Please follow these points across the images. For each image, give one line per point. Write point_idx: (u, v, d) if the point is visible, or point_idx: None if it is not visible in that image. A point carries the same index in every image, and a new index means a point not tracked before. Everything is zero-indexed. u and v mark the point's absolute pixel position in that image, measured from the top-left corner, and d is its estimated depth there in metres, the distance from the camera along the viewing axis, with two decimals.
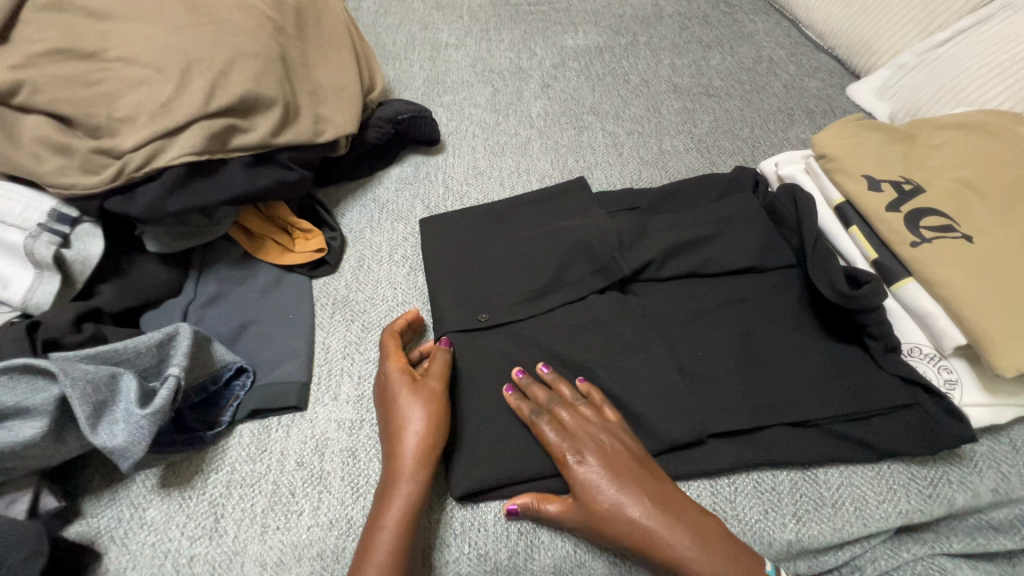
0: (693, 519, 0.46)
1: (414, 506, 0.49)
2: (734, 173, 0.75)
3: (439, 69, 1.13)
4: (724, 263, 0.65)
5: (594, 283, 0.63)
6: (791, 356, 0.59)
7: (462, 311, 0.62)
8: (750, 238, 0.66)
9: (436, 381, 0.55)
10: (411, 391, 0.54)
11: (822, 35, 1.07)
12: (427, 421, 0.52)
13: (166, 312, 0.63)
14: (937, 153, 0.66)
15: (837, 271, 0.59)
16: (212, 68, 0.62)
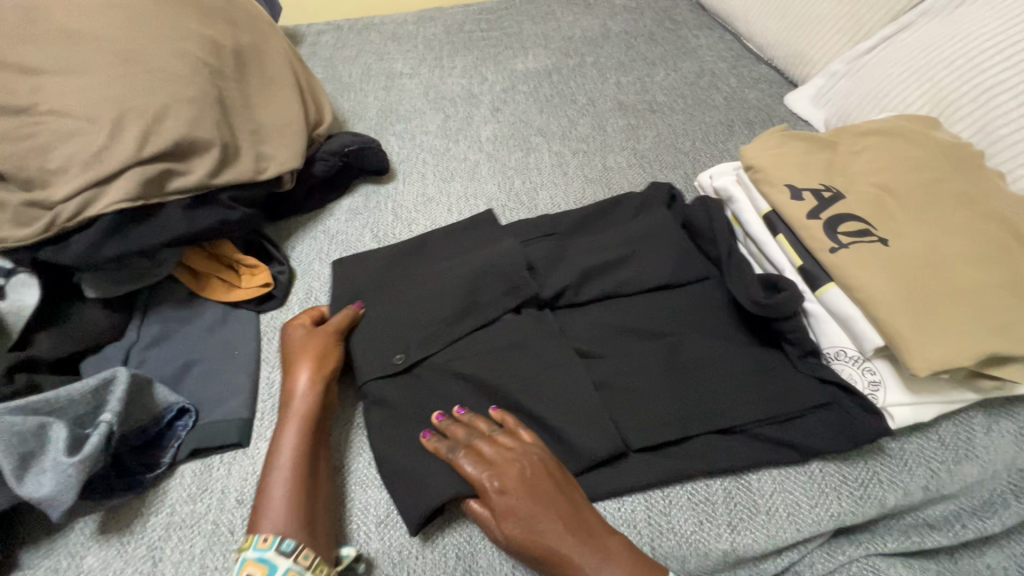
0: (604, 540, 0.48)
1: (306, 435, 0.56)
2: (646, 192, 0.79)
3: (393, 99, 1.15)
4: (640, 277, 0.70)
5: (508, 304, 0.66)
6: (708, 361, 0.61)
7: (381, 343, 0.63)
8: (661, 253, 0.71)
9: (324, 331, 0.63)
10: (301, 340, 0.62)
11: (761, 47, 1.11)
12: (317, 366, 0.60)
13: (108, 356, 0.63)
14: (858, 159, 0.68)
15: (754, 283, 0.63)
16: (146, 115, 0.63)
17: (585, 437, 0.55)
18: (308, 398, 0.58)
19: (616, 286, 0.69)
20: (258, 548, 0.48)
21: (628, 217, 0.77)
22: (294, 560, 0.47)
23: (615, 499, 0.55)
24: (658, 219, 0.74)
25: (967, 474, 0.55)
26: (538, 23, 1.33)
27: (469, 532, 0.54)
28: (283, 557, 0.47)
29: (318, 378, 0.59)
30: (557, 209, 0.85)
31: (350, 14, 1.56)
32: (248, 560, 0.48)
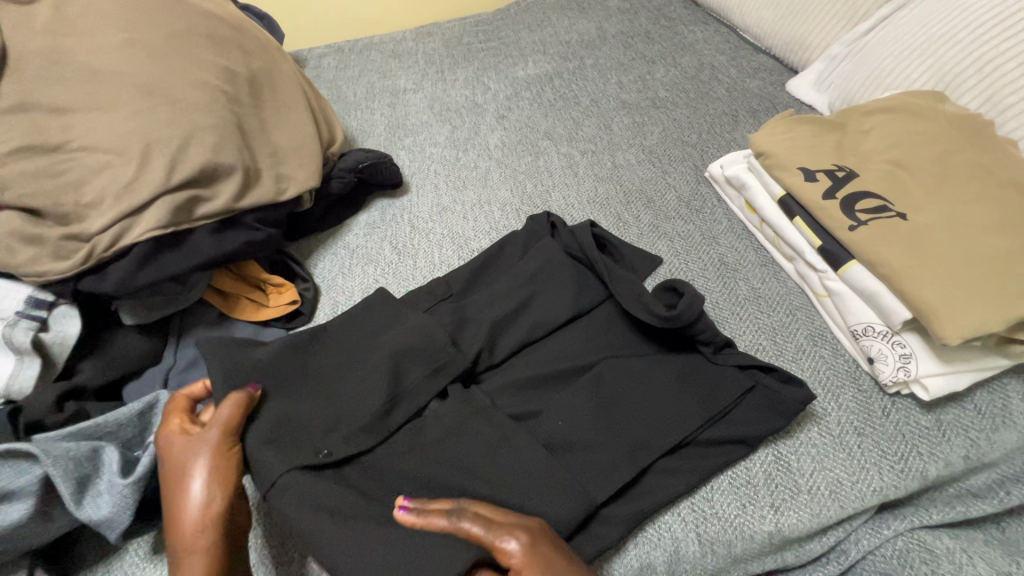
0: None
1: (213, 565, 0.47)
2: (529, 227, 0.80)
3: (399, 114, 1.17)
4: (559, 313, 0.69)
5: (432, 384, 0.60)
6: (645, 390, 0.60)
7: (302, 446, 0.54)
8: (570, 287, 0.71)
9: (211, 432, 0.51)
10: (183, 450, 0.50)
11: (758, 37, 1.12)
12: (207, 482, 0.49)
13: (148, 381, 0.65)
14: (868, 138, 0.69)
15: (647, 297, 0.64)
16: (171, 144, 0.65)
17: (543, 499, 0.52)
18: (207, 527, 0.47)
19: (529, 330, 0.67)
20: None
21: (515, 259, 0.77)
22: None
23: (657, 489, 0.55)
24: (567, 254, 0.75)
25: (1007, 441, 0.55)
26: (535, 30, 1.36)
27: None
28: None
29: (213, 500, 0.49)
30: (571, 209, 0.86)
31: (348, 35, 1.60)
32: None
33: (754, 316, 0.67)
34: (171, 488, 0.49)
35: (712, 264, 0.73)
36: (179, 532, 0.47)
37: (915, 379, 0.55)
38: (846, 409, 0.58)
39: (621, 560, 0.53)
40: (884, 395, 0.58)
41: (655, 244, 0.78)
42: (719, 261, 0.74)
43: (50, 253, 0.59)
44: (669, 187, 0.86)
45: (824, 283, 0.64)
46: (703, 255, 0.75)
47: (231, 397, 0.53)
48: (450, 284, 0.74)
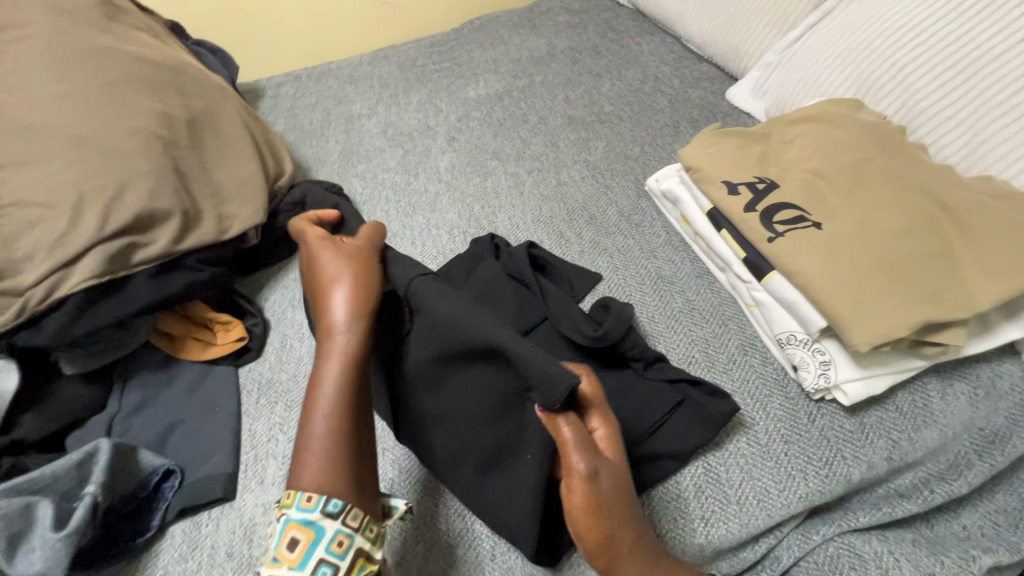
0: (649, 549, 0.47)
1: (353, 356, 0.53)
2: (473, 248, 0.81)
3: (353, 141, 1.19)
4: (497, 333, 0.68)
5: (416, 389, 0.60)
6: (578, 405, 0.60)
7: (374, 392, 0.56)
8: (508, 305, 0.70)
9: (353, 245, 0.60)
10: (335, 265, 0.57)
11: (700, 47, 1.14)
12: (350, 301, 0.55)
13: (92, 429, 0.65)
14: (790, 148, 0.71)
15: (579, 320, 0.66)
16: (105, 194, 0.66)
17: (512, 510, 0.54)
18: (359, 325, 0.54)
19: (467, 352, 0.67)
20: (300, 509, 0.44)
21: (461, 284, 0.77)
22: (342, 522, 0.44)
23: None
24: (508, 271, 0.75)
25: (928, 440, 0.56)
26: (487, 49, 1.38)
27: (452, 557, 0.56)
28: (330, 519, 0.44)
29: (356, 314, 0.54)
30: (516, 229, 0.88)
31: (308, 62, 1.60)
32: (292, 521, 0.44)
33: (688, 328, 0.68)
34: (337, 301, 0.55)
35: (650, 278, 0.75)
36: (327, 341, 0.53)
37: (835, 385, 0.57)
38: (773, 418, 0.59)
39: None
40: (810, 401, 0.60)
41: (595, 260, 0.79)
42: (657, 275, 0.75)
43: None
44: (611, 202, 0.88)
45: (751, 293, 0.65)
46: (641, 269, 0.76)
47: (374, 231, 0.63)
48: None
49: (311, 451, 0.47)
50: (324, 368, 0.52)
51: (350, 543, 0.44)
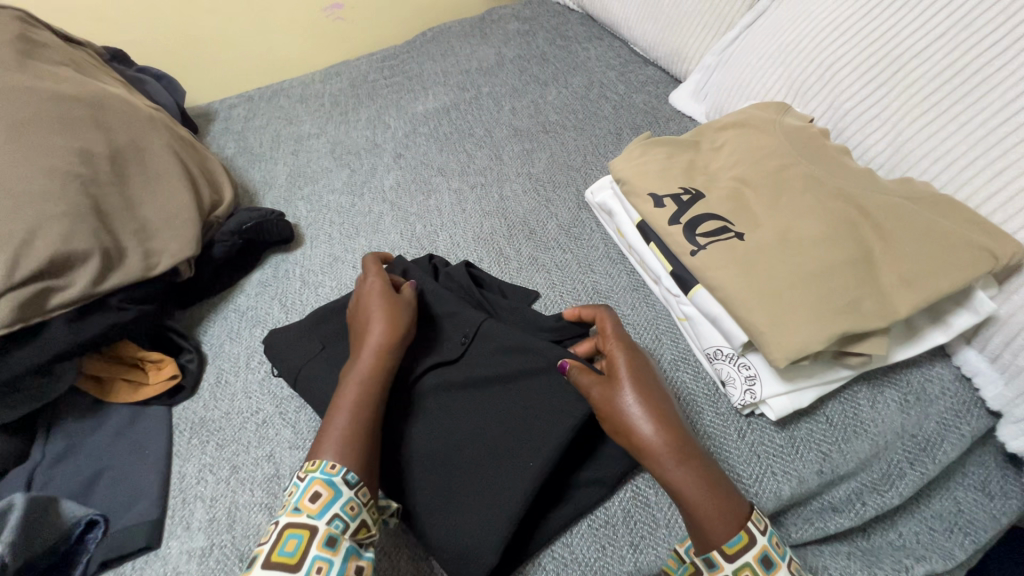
0: (692, 451, 0.49)
1: (377, 375, 0.58)
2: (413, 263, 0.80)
3: (302, 162, 1.17)
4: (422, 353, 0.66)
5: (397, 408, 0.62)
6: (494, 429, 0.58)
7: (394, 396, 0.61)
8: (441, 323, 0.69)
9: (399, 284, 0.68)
10: (382, 299, 0.65)
11: (645, 50, 1.13)
12: (383, 331, 0.61)
13: (13, 482, 0.63)
14: (717, 156, 0.70)
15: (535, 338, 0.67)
16: (14, 240, 0.65)
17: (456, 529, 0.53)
18: (382, 353, 0.60)
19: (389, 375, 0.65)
20: (326, 471, 0.50)
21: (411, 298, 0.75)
22: (354, 493, 0.50)
23: None
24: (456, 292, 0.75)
25: (859, 450, 0.55)
26: (438, 61, 1.36)
27: None
28: (348, 486, 0.50)
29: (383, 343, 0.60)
30: (457, 248, 0.86)
31: (261, 82, 1.58)
32: (317, 479, 0.50)
33: None
34: (374, 318, 0.62)
35: (586, 293, 0.74)
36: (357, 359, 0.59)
37: (761, 400, 0.56)
38: (703, 436, 0.58)
39: None
40: (741, 416, 0.59)
41: (533, 276, 0.78)
42: (593, 289, 0.74)
43: None
44: (552, 215, 0.86)
45: (680, 307, 0.64)
46: (577, 284, 0.75)
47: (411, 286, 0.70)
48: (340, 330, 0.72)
49: (333, 426, 0.54)
50: (347, 383, 0.57)
51: (360, 510, 0.50)
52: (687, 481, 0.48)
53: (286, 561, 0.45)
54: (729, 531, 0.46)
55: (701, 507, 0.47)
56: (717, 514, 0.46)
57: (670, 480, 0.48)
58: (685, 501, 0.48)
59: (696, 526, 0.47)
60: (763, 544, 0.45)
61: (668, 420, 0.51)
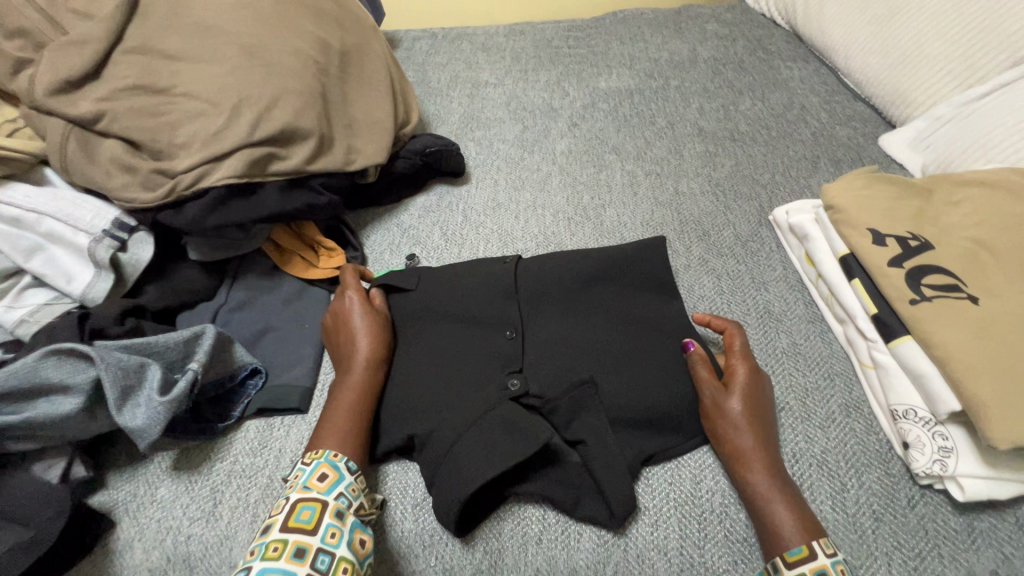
0: (789, 494, 0.52)
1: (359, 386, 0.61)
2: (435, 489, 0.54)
3: (475, 106, 1.19)
4: (534, 321, 0.67)
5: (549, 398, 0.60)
6: (604, 448, 0.56)
7: (548, 389, 0.61)
8: (578, 297, 0.68)
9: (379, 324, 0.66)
10: (363, 340, 0.64)
11: (858, 84, 1.05)
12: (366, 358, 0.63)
13: (200, 313, 0.71)
14: (953, 212, 0.64)
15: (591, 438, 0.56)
16: (260, 104, 0.69)
17: (591, 504, 0.55)
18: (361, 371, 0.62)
19: (492, 331, 0.66)
20: None
21: (468, 400, 0.60)
22: None
23: (648, 523, 0.55)
24: (602, 248, 0.72)
25: None
26: (626, 42, 1.32)
27: (498, 529, 0.56)
28: None
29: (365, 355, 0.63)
30: (623, 229, 0.86)
31: (426, 24, 1.64)
32: None
33: (788, 373, 0.64)
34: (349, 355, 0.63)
35: (756, 310, 0.71)
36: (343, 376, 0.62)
37: (951, 475, 0.51)
38: (867, 489, 0.54)
39: (571, 559, 0.53)
40: (914, 485, 0.54)
41: (700, 278, 0.75)
42: (764, 308, 0.71)
43: (140, 183, 0.65)
44: (729, 223, 0.83)
45: (871, 353, 0.60)
46: (748, 298, 0.72)
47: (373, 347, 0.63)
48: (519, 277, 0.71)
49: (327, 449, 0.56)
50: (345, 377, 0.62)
51: None
52: (771, 491, 0.52)
53: (303, 526, 0.49)
54: (795, 534, 0.49)
55: (778, 511, 0.51)
56: (798, 528, 0.50)
57: (776, 529, 0.50)
58: (767, 507, 0.52)
59: (763, 536, 0.51)
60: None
61: (756, 429, 0.56)
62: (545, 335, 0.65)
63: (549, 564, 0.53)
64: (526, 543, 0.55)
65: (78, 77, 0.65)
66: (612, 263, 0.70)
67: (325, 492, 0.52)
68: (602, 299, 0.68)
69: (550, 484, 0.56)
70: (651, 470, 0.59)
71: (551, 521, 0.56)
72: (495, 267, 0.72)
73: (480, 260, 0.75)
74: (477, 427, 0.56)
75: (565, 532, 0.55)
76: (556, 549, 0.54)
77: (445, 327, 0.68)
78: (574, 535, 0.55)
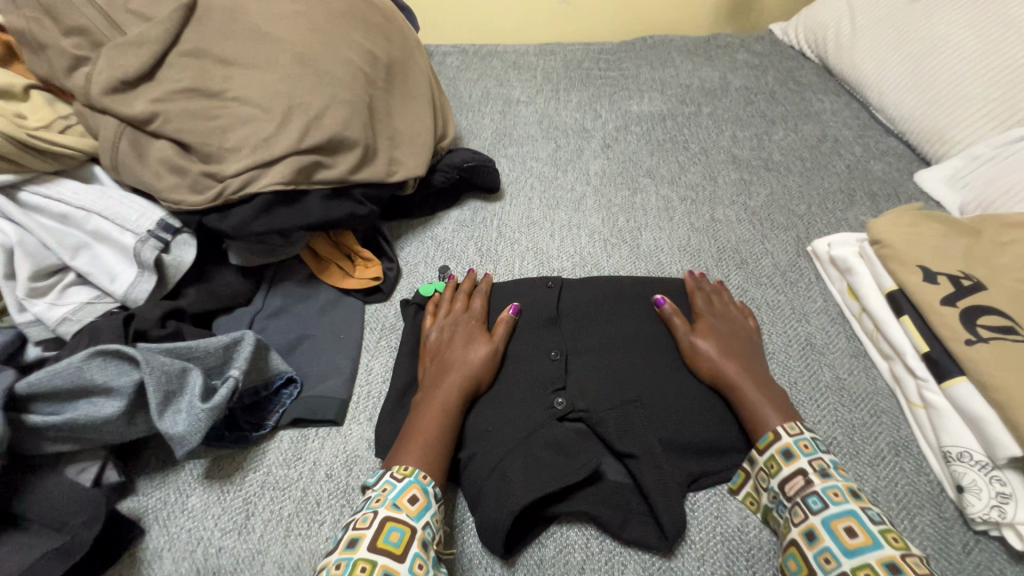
0: None
1: (453, 398, 0.59)
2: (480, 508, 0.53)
3: (507, 123, 1.19)
4: (577, 346, 0.67)
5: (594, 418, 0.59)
6: (654, 475, 0.55)
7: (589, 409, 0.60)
8: (619, 324, 0.69)
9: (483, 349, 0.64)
10: (467, 356, 0.63)
11: (891, 119, 1.06)
12: (468, 376, 0.61)
13: (237, 318, 0.70)
14: (1004, 253, 0.63)
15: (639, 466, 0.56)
16: (310, 112, 0.69)
17: (636, 533, 0.53)
18: (461, 388, 0.60)
19: (534, 352, 0.66)
20: None
21: (510, 417, 0.60)
22: None
23: (694, 556, 0.54)
24: (642, 279, 0.74)
25: None
26: (657, 67, 1.33)
27: (539, 555, 0.54)
28: None
29: (466, 371, 0.62)
30: (659, 253, 0.85)
31: (455, 40, 1.66)
32: None
33: (834, 408, 0.63)
34: (448, 369, 0.62)
35: (798, 342, 0.70)
36: (434, 383, 0.61)
37: (1009, 523, 0.50)
38: (919, 532, 0.53)
39: None
40: (968, 530, 0.53)
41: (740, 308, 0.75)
42: (806, 340, 0.70)
43: (189, 185, 0.65)
44: (766, 253, 0.83)
45: (921, 392, 0.59)
46: (790, 330, 0.72)
47: (474, 363, 0.62)
48: (560, 305, 0.71)
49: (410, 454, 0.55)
50: (441, 385, 0.61)
51: None
52: None
53: (392, 550, 0.47)
54: None
55: None
56: None
57: None
58: None
59: None
60: (788, 441, 0.55)
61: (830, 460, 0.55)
62: (584, 357, 0.66)
63: None
64: (568, 572, 0.53)
65: (133, 78, 0.65)
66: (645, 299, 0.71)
67: (414, 517, 0.50)
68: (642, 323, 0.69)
69: (595, 508, 0.55)
70: (696, 497, 0.58)
71: (593, 548, 0.54)
72: (535, 290, 0.73)
73: (518, 282, 0.75)
74: (524, 447, 0.56)
75: (609, 561, 0.54)
76: None
77: None
78: (618, 564, 0.53)
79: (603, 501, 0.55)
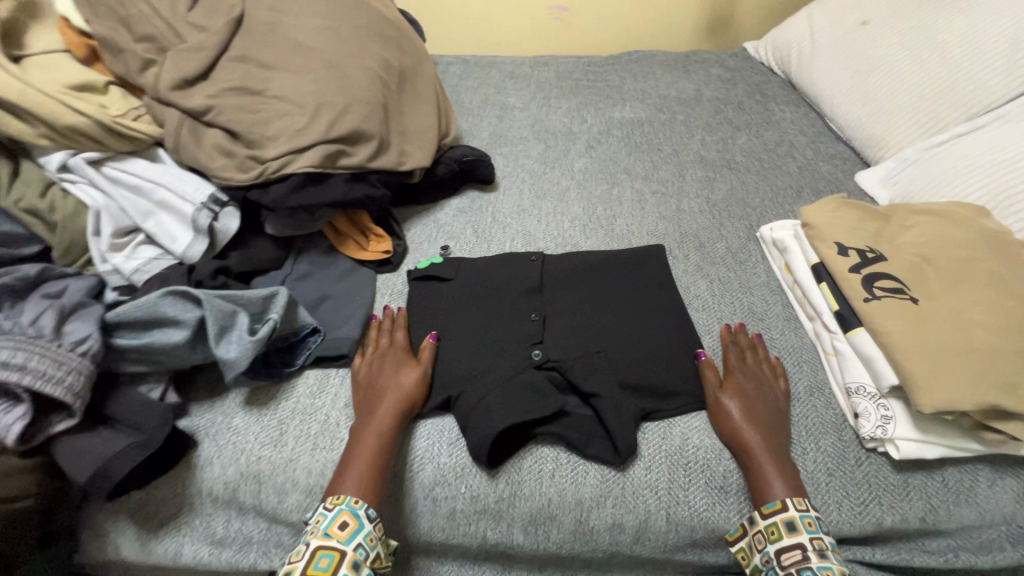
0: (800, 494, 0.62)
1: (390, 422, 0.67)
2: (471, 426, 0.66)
3: (503, 126, 1.33)
4: (555, 307, 0.80)
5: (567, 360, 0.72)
6: (612, 404, 0.68)
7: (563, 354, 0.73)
8: (591, 290, 0.82)
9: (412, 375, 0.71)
10: (399, 381, 0.70)
11: (840, 128, 1.20)
12: (400, 401, 0.68)
13: (270, 279, 0.83)
14: (906, 233, 0.77)
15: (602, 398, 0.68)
16: (336, 109, 0.83)
17: (597, 447, 0.66)
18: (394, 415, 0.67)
19: (519, 310, 0.80)
20: None
21: (497, 360, 0.73)
22: None
23: (643, 466, 0.66)
24: (613, 253, 0.87)
25: (964, 517, 0.62)
26: (639, 79, 1.48)
27: (518, 465, 0.67)
28: None
29: (400, 396, 0.69)
30: (630, 237, 0.99)
31: (458, 52, 1.81)
32: None
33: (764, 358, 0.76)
34: (381, 397, 0.69)
35: (741, 308, 0.83)
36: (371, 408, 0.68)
37: (890, 439, 0.64)
38: (823, 450, 0.66)
39: (578, 493, 0.65)
40: (862, 448, 0.66)
41: (696, 281, 0.88)
42: (748, 307, 0.84)
43: (236, 166, 0.78)
44: (722, 237, 0.97)
45: (833, 343, 0.73)
46: (735, 298, 0.85)
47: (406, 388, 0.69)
48: (543, 275, 0.85)
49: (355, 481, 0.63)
50: (377, 412, 0.68)
51: None
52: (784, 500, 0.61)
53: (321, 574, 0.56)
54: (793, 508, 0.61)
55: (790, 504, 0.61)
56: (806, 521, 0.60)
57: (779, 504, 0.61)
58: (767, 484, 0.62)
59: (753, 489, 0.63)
60: (793, 514, 0.59)
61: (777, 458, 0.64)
62: (561, 315, 0.79)
63: (560, 495, 0.65)
64: (541, 478, 0.66)
65: (192, 78, 0.79)
66: (616, 268, 0.85)
67: (343, 542, 0.59)
68: (610, 289, 0.82)
69: (564, 429, 0.68)
70: (650, 424, 0.70)
71: (562, 460, 0.67)
72: (521, 262, 0.86)
73: (508, 255, 0.88)
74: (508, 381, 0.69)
75: (574, 469, 0.66)
76: (566, 483, 0.66)
77: (481, 308, 0.81)
78: (581, 472, 0.66)
79: (570, 425, 0.68)
